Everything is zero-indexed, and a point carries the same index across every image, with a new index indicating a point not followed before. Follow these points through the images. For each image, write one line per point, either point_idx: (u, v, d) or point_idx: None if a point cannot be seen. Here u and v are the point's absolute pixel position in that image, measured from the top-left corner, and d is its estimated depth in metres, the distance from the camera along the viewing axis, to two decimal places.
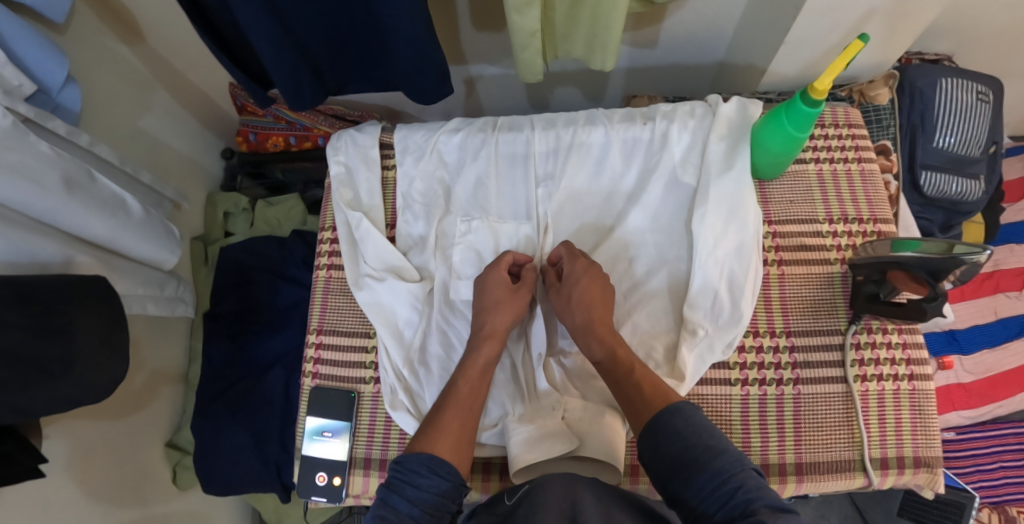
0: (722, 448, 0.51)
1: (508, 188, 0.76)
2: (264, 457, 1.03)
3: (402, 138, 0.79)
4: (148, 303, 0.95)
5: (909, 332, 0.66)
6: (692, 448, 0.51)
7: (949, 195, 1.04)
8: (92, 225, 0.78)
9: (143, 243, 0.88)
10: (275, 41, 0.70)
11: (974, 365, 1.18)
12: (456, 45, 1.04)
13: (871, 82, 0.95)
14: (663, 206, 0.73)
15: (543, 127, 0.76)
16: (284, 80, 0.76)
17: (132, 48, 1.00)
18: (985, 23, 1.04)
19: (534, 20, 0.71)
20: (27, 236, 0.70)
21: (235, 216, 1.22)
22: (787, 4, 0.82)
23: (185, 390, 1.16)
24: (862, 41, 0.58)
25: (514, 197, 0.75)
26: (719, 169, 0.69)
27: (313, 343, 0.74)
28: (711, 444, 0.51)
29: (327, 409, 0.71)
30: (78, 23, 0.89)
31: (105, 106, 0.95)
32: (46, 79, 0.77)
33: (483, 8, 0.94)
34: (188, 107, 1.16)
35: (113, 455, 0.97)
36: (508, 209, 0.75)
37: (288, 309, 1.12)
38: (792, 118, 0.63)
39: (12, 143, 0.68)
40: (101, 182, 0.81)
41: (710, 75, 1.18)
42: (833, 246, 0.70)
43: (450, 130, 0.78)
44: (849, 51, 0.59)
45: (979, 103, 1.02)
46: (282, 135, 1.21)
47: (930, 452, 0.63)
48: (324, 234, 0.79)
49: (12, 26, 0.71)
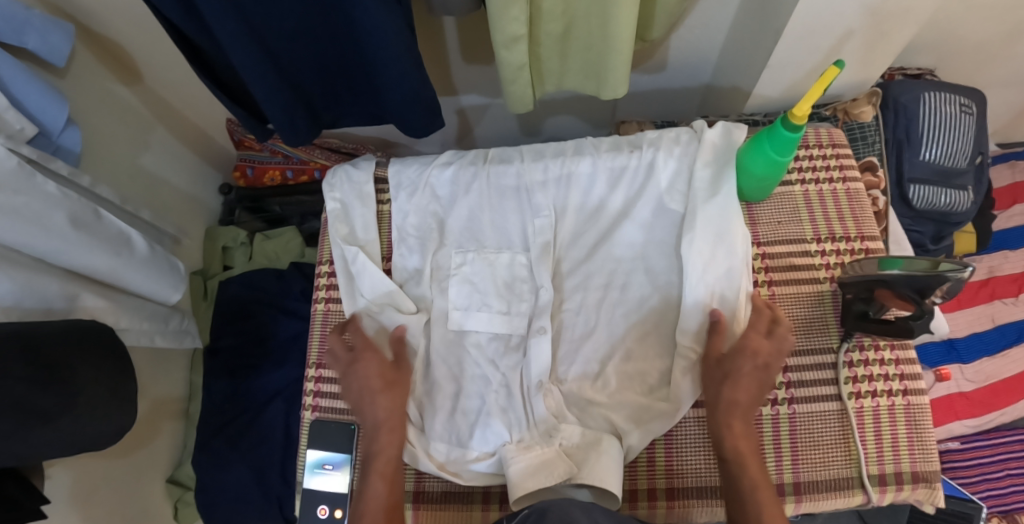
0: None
1: (500, 219, 0.77)
2: (265, 491, 1.03)
3: (396, 173, 0.81)
4: (154, 336, 0.95)
5: (902, 347, 0.67)
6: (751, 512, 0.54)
7: (938, 206, 1.06)
8: (93, 262, 0.79)
9: (145, 279, 0.89)
10: (271, 82, 0.72)
11: (975, 374, 1.19)
12: (448, 77, 1.07)
13: (854, 100, 0.98)
14: (653, 231, 0.75)
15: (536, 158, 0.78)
16: (280, 118, 0.78)
17: (130, 88, 1.03)
18: (964, 38, 1.06)
19: (521, 56, 0.73)
20: (29, 276, 0.72)
21: (234, 250, 1.23)
22: (769, 29, 0.84)
23: (187, 424, 1.15)
24: (837, 69, 0.59)
25: (507, 228, 0.77)
26: (706, 195, 0.71)
27: (313, 374, 0.75)
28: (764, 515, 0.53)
29: (328, 442, 0.70)
30: (78, 67, 0.91)
31: (106, 148, 0.97)
32: (47, 122, 0.79)
33: (473, 41, 0.97)
34: (186, 143, 1.19)
35: (113, 493, 0.97)
36: (501, 240, 0.77)
37: (288, 341, 1.13)
38: (774, 144, 0.65)
39: (17, 185, 0.70)
40: (108, 219, 0.82)
41: (699, 97, 1.21)
42: (822, 265, 0.71)
43: (441, 164, 0.80)
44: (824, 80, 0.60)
45: (963, 116, 1.04)
46: (279, 168, 1.23)
47: (928, 467, 0.63)
48: (322, 267, 0.80)
49: (15, 73, 0.74)
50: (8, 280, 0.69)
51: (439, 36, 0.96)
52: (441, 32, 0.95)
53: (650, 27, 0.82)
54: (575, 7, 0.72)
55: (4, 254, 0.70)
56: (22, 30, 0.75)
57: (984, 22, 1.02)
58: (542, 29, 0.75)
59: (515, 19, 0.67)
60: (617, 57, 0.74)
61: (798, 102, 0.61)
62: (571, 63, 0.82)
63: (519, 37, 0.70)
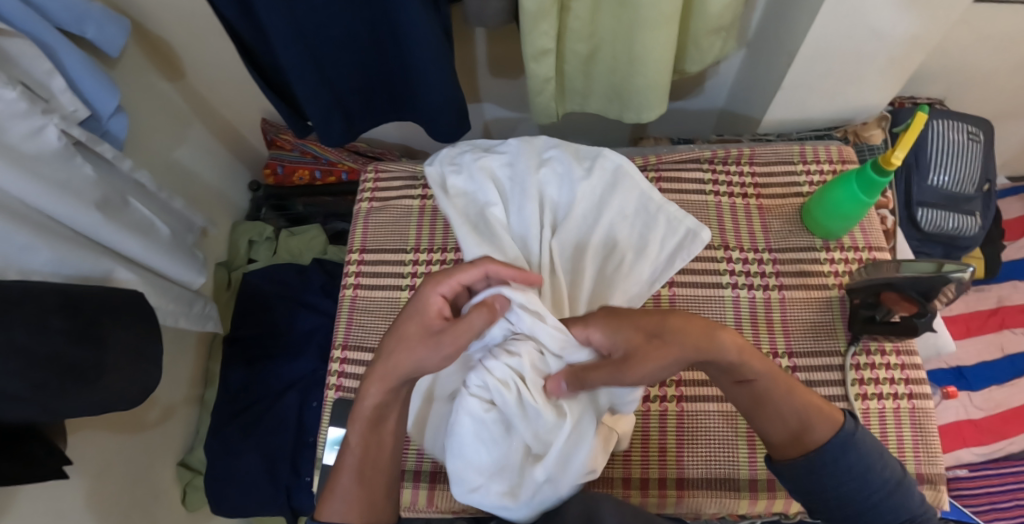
0: (869, 455, 0.54)
1: (549, 198, 0.76)
2: (274, 480, 1.04)
3: (454, 153, 0.82)
4: (180, 318, 0.98)
5: (907, 353, 0.69)
6: (832, 456, 0.53)
7: (947, 230, 1.08)
8: (126, 242, 0.84)
9: (171, 263, 0.94)
10: (314, 81, 0.77)
11: (984, 401, 1.19)
12: (474, 88, 1.12)
13: (864, 124, 1.01)
14: (604, 249, 0.74)
15: (556, 174, 0.77)
16: (318, 116, 0.82)
17: (173, 83, 1.09)
18: (973, 69, 1.10)
19: (548, 68, 0.78)
20: (68, 248, 0.76)
21: (259, 245, 1.27)
22: (781, 53, 0.89)
23: (201, 411, 1.18)
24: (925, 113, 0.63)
25: (554, 206, 0.76)
26: (600, 260, 0.73)
27: (339, 357, 0.75)
28: (855, 464, 0.53)
29: (350, 421, 0.71)
30: (128, 60, 0.98)
31: (149, 135, 1.03)
32: (99, 106, 0.84)
33: (501, 55, 1.03)
34: (220, 140, 1.24)
35: (127, 470, 0.99)
36: (552, 212, 0.76)
37: (305, 334, 1.15)
38: (861, 182, 0.67)
39: (60, 165, 0.75)
40: (133, 207, 0.88)
41: (713, 120, 1.26)
42: (830, 272, 0.74)
43: (495, 155, 0.79)
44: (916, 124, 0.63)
45: (971, 143, 1.07)
46: (307, 168, 1.28)
47: (933, 469, 0.65)
48: (352, 256, 0.82)
49: (74, 59, 0.79)
50: (52, 250, 0.73)
51: (470, 48, 1.01)
52: (472, 45, 1.00)
53: (682, 60, 0.86)
54: (602, 29, 0.76)
55: (47, 225, 0.74)
56: (83, 20, 0.81)
57: (993, 54, 1.06)
58: (569, 47, 0.79)
59: (544, 33, 0.72)
60: (641, 80, 0.79)
61: (892, 149, 0.62)
62: (594, 83, 0.86)
63: (547, 50, 0.75)
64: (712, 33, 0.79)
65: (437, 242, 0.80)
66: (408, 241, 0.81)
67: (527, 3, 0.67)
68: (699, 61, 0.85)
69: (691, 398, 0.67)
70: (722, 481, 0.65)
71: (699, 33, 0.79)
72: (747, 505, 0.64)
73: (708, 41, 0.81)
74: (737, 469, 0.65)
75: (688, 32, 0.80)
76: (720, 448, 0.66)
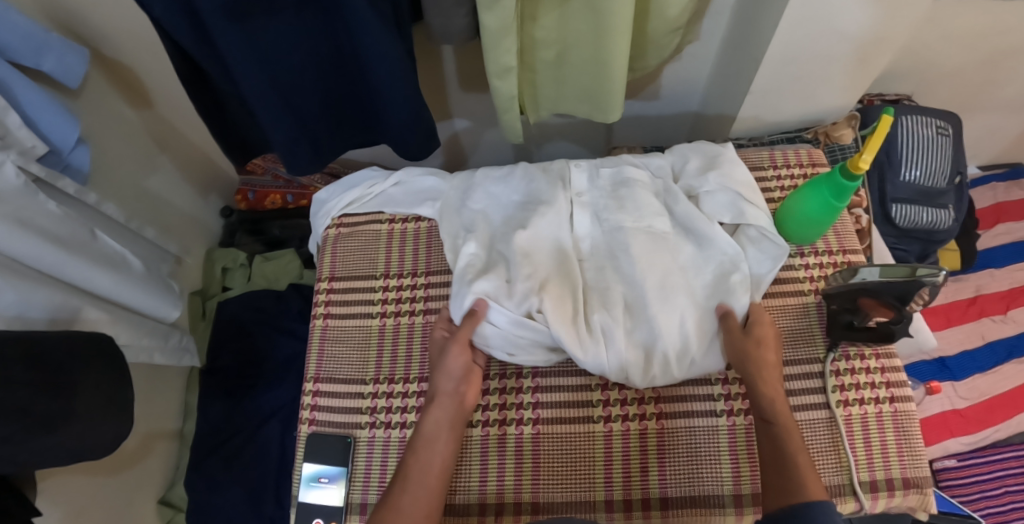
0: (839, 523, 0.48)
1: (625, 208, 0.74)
2: (258, 512, 1.02)
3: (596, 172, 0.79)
4: (153, 353, 0.96)
5: (887, 356, 0.69)
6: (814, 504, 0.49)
7: (921, 225, 1.09)
8: (95, 278, 0.81)
9: (146, 298, 0.92)
10: (275, 108, 0.75)
11: (968, 390, 1.20)
12: (443, 103, 1.11)
13: (835, 124, 1.00)
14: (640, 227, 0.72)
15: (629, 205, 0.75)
16: (281, 143, 0.80)
17: (138, 112, 1.06)
18: (938, 65, 1.11)
19: (512, 85, 0.77)
20: (34, 288, 0.73)
21: (233, 271, 1.23)
22: (748, 58, 0.89)
23: (180, 446, 1.14)
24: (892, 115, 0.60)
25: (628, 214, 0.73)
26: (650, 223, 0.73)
27: (311, 391, 0.74)
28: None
29: (326, 456, 0.70)
30: (91, 90, 0.96)
31: (115, 166, 1.01)
32: (58, 140, 0.82)
33: (467, 72, 1.02)
34: (192, 168, 1.22)
35: (105, 513, 0.96)
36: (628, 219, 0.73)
37: (285, 362, 1.14)
38: (833, 188, 0.67)
39: (22, 201, 0.72)
40: (103, 240, 0.85)
41: (686, 126, 1.26)
42: (806, 278, 0.74)
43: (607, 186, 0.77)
44: (881, 128, 0.61)
45: (940, 137, 1.08)
46: (279, 193, 1.27)
47: (919, 473, 0.64)
48: (321, 284, 0.82)
49: (31, 93, 0.76)
50: (16, 291, 0.70)
51: (437, 66, 1.00)
52: (439, 63, 1.00)
53: (645, 56, 0.83)
54: (567, 36, 0.75)
55: (11, 266, 0.71)
56: (39, 52, 0.78)
57: (956, 51, 1.07)
58: (535, 56, 0.79)
59: (507, 51, 0.71)
60: (608, 82, 0.77)
61: (860, 153, 0.62)
62: (566, 89, 0.85)
63: (513, 64, 0.74)
64: (670, 31, 0.78)
65: (408, 266, 0.81)
66: (378, 267, 0.82)
67: (491, 21, 0.66)
68: (659, 55, 0.83)
69: (670, 415, 0.67)
70: (707, 499, 0.64)
71: (655, 33, 0.78)
72: (734, 521, 0.63)
73: (668, 40, 0.80)
74: (721, 485, 0.64)
75: (646, 32, 0.78)
76: (703, 464, 0.65)
